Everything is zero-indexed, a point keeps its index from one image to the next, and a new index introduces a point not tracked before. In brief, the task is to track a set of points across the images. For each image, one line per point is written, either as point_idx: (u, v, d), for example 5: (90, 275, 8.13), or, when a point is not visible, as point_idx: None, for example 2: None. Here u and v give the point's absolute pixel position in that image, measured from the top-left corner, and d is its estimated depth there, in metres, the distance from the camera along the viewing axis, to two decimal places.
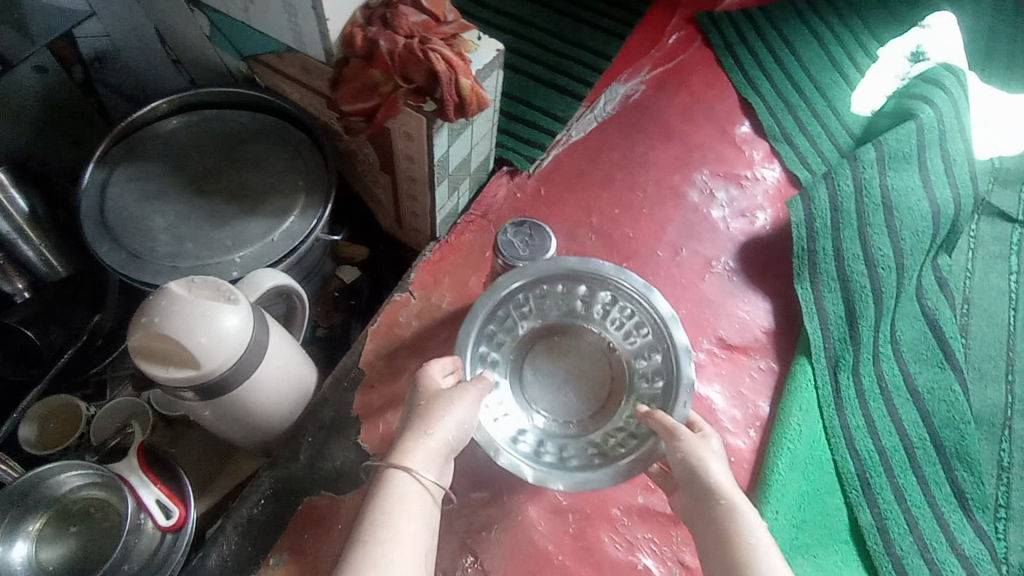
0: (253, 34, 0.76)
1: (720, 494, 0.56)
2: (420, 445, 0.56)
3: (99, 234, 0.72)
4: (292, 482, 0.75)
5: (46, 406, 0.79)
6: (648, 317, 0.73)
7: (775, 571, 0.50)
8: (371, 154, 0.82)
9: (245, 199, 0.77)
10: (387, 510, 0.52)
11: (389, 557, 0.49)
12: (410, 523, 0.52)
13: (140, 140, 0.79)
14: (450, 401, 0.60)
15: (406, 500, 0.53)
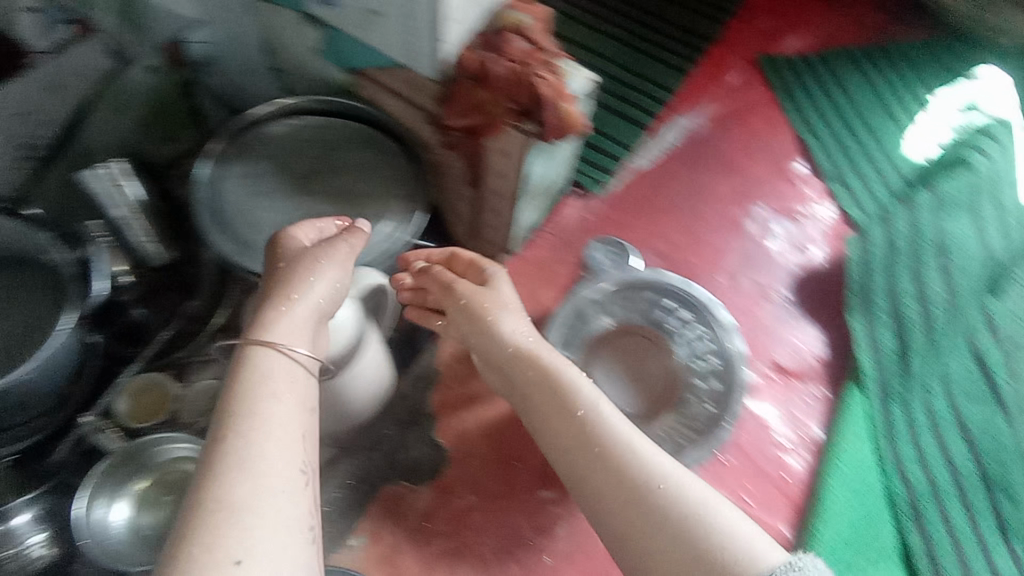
0: (365, 51, 0.82)
1: (548, 383, 0.68)
2: (284, 318, 0.60)
3: (214, 225, 0.78)
4: (370, 472, 0.79)
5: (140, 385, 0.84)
6: (707, 324, 0.77)
7: (608, 425, 0.63)
8: (460, 168, 0.88)
9: (345, 202, 0.82)
10: (251, 397, 0.55)
11: (251, 443, 0.52)
12: (284, 404, 0.56)
13: (251, 140, 0.85)
14: (314, 265, 0.65)
15: (267, 385, 0.56)
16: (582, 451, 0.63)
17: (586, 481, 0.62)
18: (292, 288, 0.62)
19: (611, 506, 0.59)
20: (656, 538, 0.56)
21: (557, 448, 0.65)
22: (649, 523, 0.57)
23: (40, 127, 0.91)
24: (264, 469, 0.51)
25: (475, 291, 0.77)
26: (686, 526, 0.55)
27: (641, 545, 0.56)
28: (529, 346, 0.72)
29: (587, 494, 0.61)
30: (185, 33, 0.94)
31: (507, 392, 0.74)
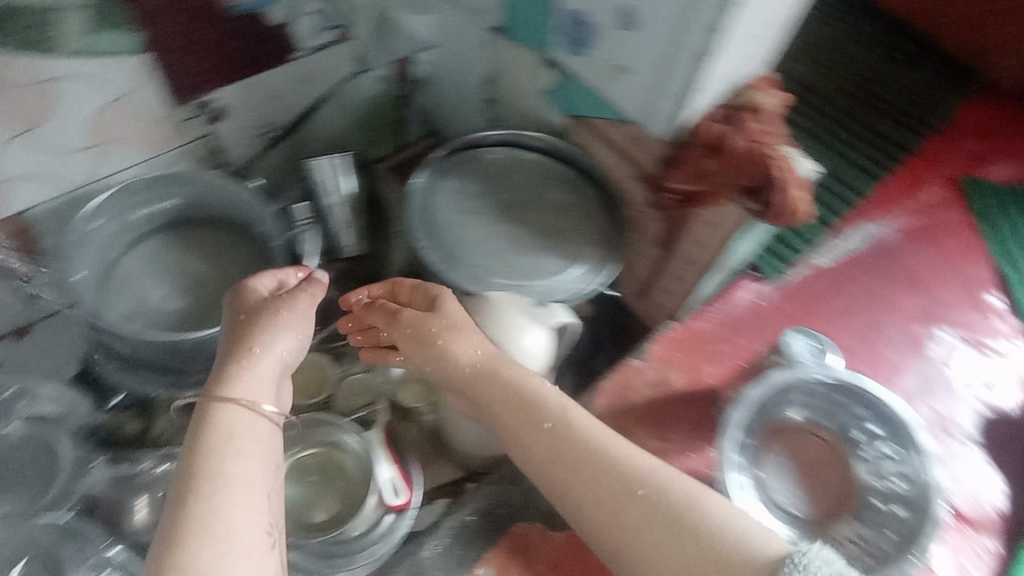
0: (595, 100, 0.85)
1: (521, 391, 0.66)
2: (253, 368, 0.65)
3: (423, 230, 0.82)
4: (506, 506, 0.81)
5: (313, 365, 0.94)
6: (901, 443, 0.69)
7: (587, 432, 0.64)
8: (655, 228, 0.89)
9: (543, 236, 0.85)
10: (215, 457, 0.56)
11: (221, 505, 0.54)
12: (251, 470, 0.58)
13: (466, 160, 0.89)
14: (270, 312, 0.70)
15: (234, 445, 0.58)
16: (556, 462, 0.62)
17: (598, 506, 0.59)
18: (256, 341, 0.67)
19: (632, 526, 0.57)
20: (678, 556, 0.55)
21: (558, 471, 0.62)
22: (673, 537, 0.56)
23: (280, 116, 0.97)
24: (222, 535, 0.52)
25: (414, 323, 0.71)
26: (691, 529, 0.56)
27: (643, 558, 0.56)
28: (481, 347, 0.69)
29: (599, 522, 0.59)
30: (417, 53, 1.03)
31: (461, 399, 0.72)
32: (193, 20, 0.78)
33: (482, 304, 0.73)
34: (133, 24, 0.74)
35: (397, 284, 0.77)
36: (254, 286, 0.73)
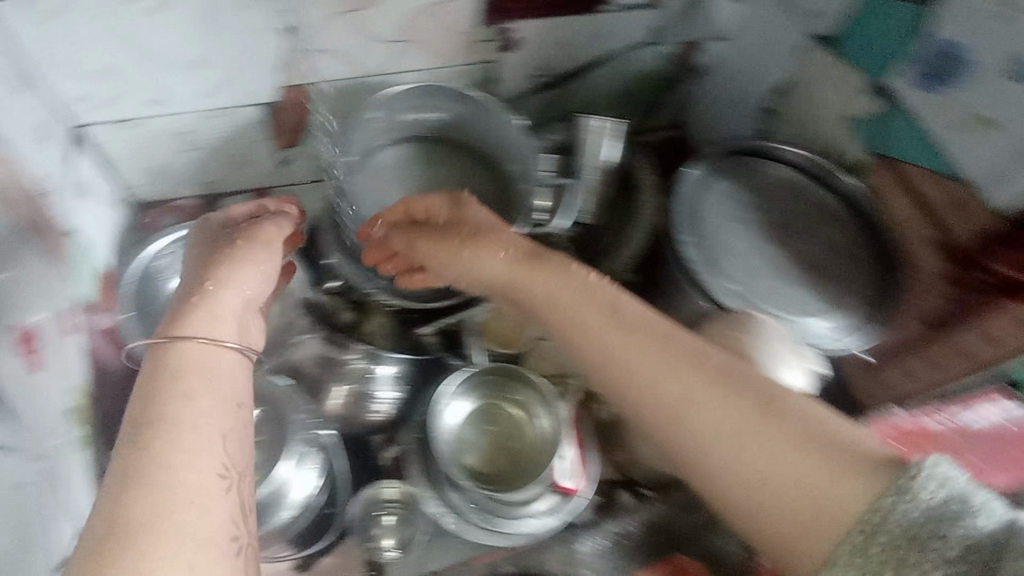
0: (920, 145, 0.75)
1: (555, 295, 0.61)
2: (223, 299, 0.59)
3: (687, 227, 0.78)
4: (662, 528, 0.81)
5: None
6: None
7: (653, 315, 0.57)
8: (934, 303, 0.77)
9: (808, 272, 0.77)
10: (166, 396, 0.48)
11: (159, 449, 0.45)
12: (208, 401, 0.49)
13: (746, 168, 0.84)
14: (245, 256, 0.63)
15: (188, 381, 0.50)
16: (587, 326, 0.59)
17: (696, 411, 0.50)
18: (235, 275, 0.61)
19: (727, 420, 0.49)
20: (745, 426, 0.49)
21: (647, 373, 0.53)
22: (760, 417, 0.49)
23: (558, 62, 0.96)
24: (177, 464, 0.44)
25: (464, 241, 0.66)
26: (776, 407, 0.49)
27: (733, 450, 0.49)
28: (513, 251, 0.65)
29: (682, 423, 0.51)
30: (710, 39, 0.98)
31: (507, 301, 0.68)
32: None
33: (477, 208, 0.69)
34: None
35: (409, 205, 0.70)
36: (260, 230, 0.67)
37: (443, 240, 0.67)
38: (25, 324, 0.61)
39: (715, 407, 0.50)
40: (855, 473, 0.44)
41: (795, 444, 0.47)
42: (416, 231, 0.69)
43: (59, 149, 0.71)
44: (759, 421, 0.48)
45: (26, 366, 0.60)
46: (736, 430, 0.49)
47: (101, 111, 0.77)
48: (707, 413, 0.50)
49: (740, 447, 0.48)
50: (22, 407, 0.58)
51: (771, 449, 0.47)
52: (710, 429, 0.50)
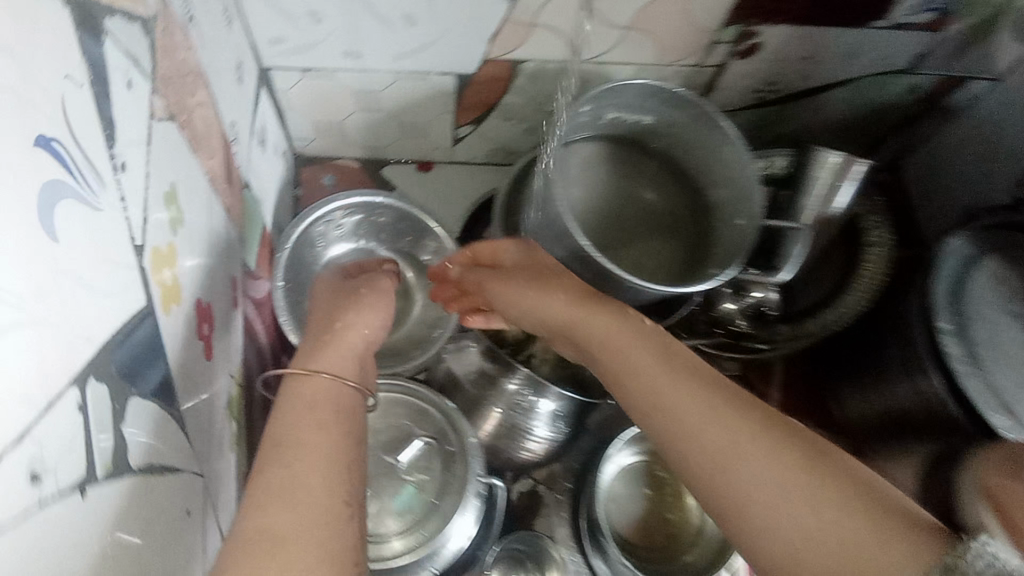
0: None
1: (605, 338, 0.53)
2: (329, 343, 0.53)
3: (947, 312, 0.63)
4: None
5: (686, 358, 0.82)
6: None
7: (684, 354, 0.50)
8: None
9: None
10: (303, 422, 0.43)
11: (292, 466, 0.39)
12: (329, 437, 0.43)
13: None
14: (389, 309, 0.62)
15: (318, 411, 0.45)
16: (614, 347, 0.52)
17: (719, 434, 0.43)
18: (339, 323, 0.56)
19: (754, 449, 0.41)
20: (785, 467, 0.40)
21: (670, 389, 0.46)
22: (800, 456, 0.40)
23: (790, 78, 0.81)
24: (302, 490, 0.38)
25: (540, 284, 0.58)
26: (828, 460, 0.40)
27: (759, 486, 0.40)
28: (574, 291, 0.57)
29: (694, 441, 0.43)
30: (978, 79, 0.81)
31: (574, 351, 0.58)
32: None
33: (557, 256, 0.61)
34: None
35: (492, 251, 0.64)
36: (364, 289, 0.61)
37: (528, 281, 0.59)
38: (202, 297, 0.44)
39: (741, 432, 0.42)
40: (907, 542, 0.35)
41: (839, 489, 0.38)
42: (488, 273, 0.63)
43: (247, 95, 0.64)
44: (808, 474, 0.39)
45: (205, 356, 0.43)
46: (798, 487, 0.39)
47: (292, 58, 0.70)
48: (749, 454, 0.41)
49: (781, 495, 0.39)
50: (210, 423, 0.42)
51: (830, 505, 0.38)
52: (752, 475, 0.40)
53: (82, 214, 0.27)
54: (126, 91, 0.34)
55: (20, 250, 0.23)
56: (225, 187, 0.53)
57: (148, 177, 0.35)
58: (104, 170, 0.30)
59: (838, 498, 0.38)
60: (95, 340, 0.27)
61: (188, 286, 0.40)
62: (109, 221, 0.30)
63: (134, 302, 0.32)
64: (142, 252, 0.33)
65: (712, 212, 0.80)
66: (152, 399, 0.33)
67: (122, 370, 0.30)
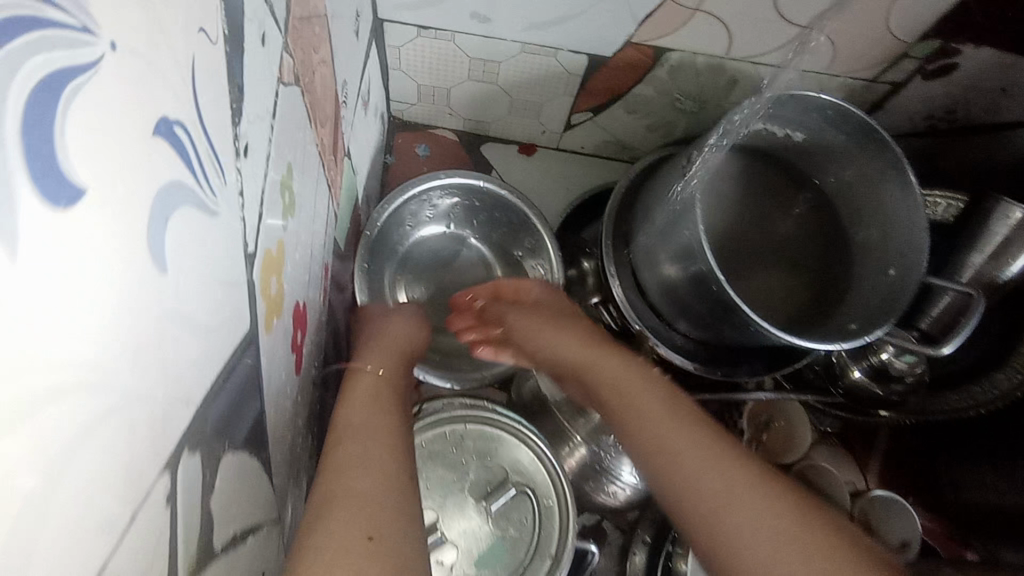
0: None
1: (609, 376, 0.49)
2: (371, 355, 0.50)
3: None
4: None
5: (792, 411, 0.71)
6: None
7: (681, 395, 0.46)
8: None
9: None
10: (363, 406, 0.40)
11: (356, 446, 0.36)
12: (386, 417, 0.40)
13: None
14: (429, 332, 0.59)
15: (374, 398, 0.41)
16: (617, 385, 0.47)
17: (679, 437, 0.42)
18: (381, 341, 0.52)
19: (707, 451, 0.40)
20: (734, 479, 0.38)
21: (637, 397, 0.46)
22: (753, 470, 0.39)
23: (975, 109, 0.69)
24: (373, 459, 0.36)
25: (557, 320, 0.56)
26: (824, 519, 0.36)
27: (757, 546, 0.35)
28: (585, 333, 0.54)
29: (693, 488, 0.39)
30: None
31: (585, 400, 0.53)
32: None
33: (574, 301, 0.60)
34: None
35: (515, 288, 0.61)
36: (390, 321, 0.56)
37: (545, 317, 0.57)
38: (301, 298, 0.37)
39: (697, 438, 0.41)
40: None
41: (785, 506, 0.37)
42: (510, 308, 0.59)
43: (359, 49, 0.56)
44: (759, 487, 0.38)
45: (296, 371, 0.36)
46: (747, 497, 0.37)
47: (411, 12, 0.61)
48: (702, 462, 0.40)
49: (781, 556, 0.35)
50: (289, 452, 0.36)
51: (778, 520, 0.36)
52: (751, 532, 0.36)
53: (199, 224, 0.20)
54: (259, 49, 0.26)
55: (123, 294, 0.16)
56: (329, 159, 0.45)
57: (269, 162, 0.28)
58: (227, 159, 0.22)
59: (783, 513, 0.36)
60: (195, 399, 0.20)
61: (291, 294, 0.33)
62: (224, 228, 0.22)
63: (239, 328, 0.25)
64: (252, 261, 0.26)
65: (853, 251, 0.68)
66: (242, 449, 0.26)
67: (218, 426, 0.23)
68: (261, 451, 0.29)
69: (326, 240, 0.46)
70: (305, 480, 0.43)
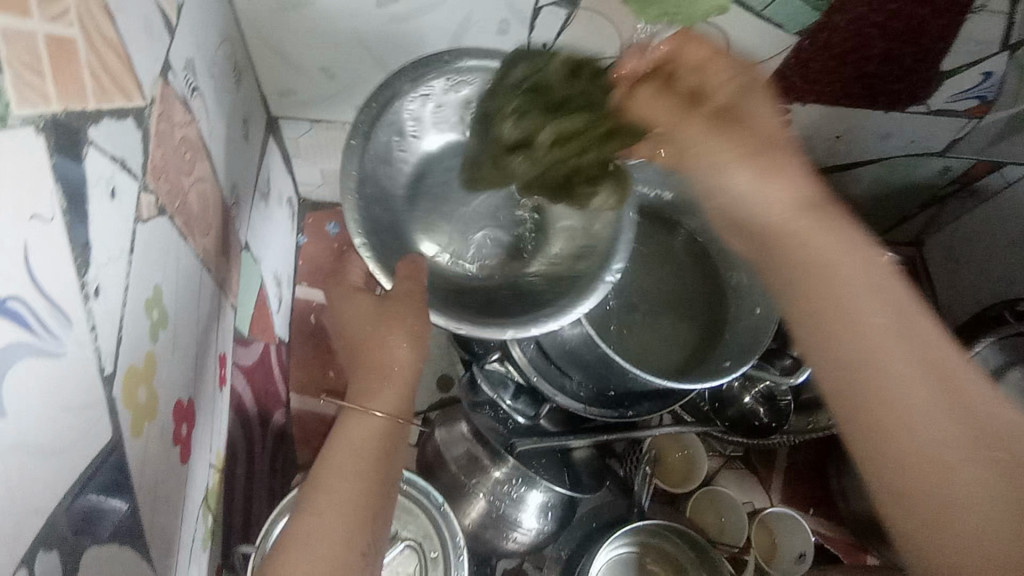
0: None
1: (815, 246, 0.40)
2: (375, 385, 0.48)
3: None
4: None
5: (693, 445, 0.77)
6: None
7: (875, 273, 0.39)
8: None
9: None
10: (343, 454, 0.44)
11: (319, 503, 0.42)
12: (361, 472, 0.44)
13: None
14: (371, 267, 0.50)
15: (352, 450, 0.45)
16: (816, 273, 0.40)
17: (896, 362, 0.36)
18: (383, 357, 0.48)
19: (893, 342, 0.37)
20: (898, 395, 0.35)
21: (849, 272, 0.39)
22: (966, 403, 0.35)
23: (818, 154, 0.77)
24: (318, 506, 0.41)
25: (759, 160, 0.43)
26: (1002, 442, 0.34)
27: (960, 461, 0.34)
28: (790, 177, 0.42)
29: (890, 415, 0.35)
30: (1014, 165, 0.76)
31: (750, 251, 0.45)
32: (873, 26, 0.58)
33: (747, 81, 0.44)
34: (826, 4, 0.55)
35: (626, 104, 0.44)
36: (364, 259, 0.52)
37: (738, 139, 0.43)
38: (185, 395, 0.41)
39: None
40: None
41: (937, 403, 0.35)
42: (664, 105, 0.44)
43: (251, 149, 0.62)
44: (974, 436, 0.34)
45: (181, 461, 0.40)
46: (959, 450, 0.34)
47: (301, 107, 0.68)
48: (925, 404, 0.35)
49: (970, 473, 0.33)
50: (177, 535, 0.40)
51: (980, 467, 0.33)
52: (954, 452, 0.34)
53: (42, 369, 0.25)
54: (110, 202, 0.31)
55: None
56: (216, 261, 0.50)
57: (128, 290, 0.33)
58: (76, 309, 0.27)
59: (977, 460, 0.33)
60: (42, 508, 0.25)
61: (168, 395, 0.38)
62: (75, 364, 0.27)
63: (99, 439, 0.29)
64: (112, 381, 0.31)
65: (724, 294, 0.75)
66: (109, 542, 0.30)
67: (74, 524, 0.28)
68: (135, 539, 0.33)
69: (218, 331, 0.51)
70: (204, 562, 0.47)
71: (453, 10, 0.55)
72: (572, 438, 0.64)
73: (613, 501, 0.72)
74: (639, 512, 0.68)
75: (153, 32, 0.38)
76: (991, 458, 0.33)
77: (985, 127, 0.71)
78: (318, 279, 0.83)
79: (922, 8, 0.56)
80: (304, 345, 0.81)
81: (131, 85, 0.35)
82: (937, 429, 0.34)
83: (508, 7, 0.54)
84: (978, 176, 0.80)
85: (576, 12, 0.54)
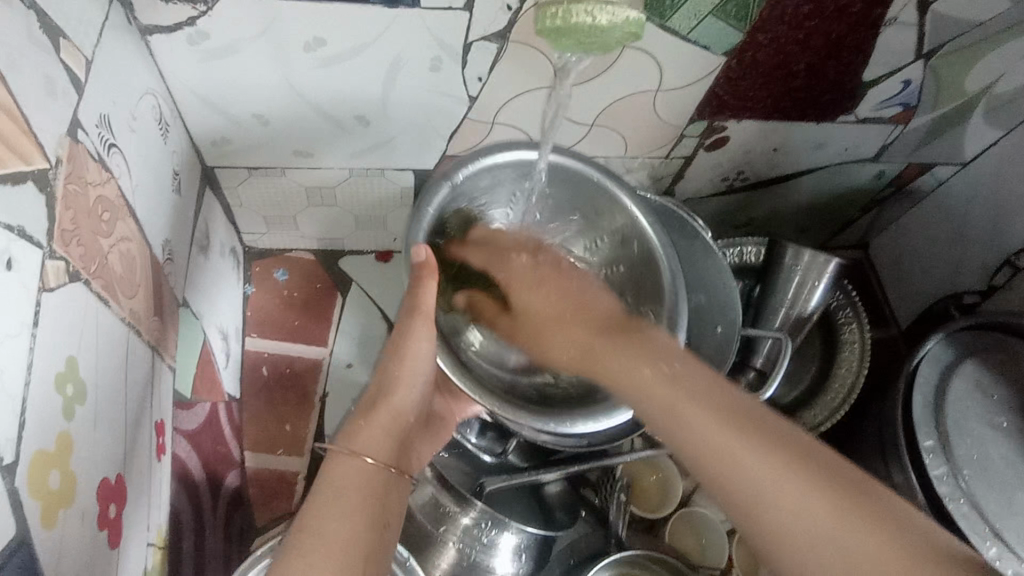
0: None
1: (548, 319, 0.55)
2: (368, 423, 0.48)
3: (925, 419, 0.60)
4: None
5: (669, 469, 0.76)
6: None
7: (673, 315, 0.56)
8: None
9: None
10: (335, 480, 0.42)
11: (319, 518, 0.39)
12: (361, 503, 0.41)
13: (1004, 344, 0.64)
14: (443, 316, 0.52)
15: (346, 486, 0.42)
16: (561, 332, 0.54)
17: (717, 432, 0.39)
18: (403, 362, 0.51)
19: (643, 373, 0.46)
20: (690, 401, 0.42)
21: (638, 378, 0.46)
22: (784, 446, 0.38)
23: (758, 167, 0.79)
24: (324, 521, 0.39)
25: (570, 312, 0.55)
26: (779, 436, 0.38)
27: (714, 443, 0.39)
28: (547, 279, 0.57)
29: (678, 421, 0.41)
30: (943, 165, 0.80)
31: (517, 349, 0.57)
32: (796, 42, 0.60)
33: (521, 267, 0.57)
34: (747, 24, 0.57)
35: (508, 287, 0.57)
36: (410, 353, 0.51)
37: (541, 292, 0.56)
38: (113, 473, 0.38)
39: (711, 409, 0.41)
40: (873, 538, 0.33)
41: (703, 391, 0.43)
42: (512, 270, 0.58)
43: (184, 204, 0.60)
44: (737, 422, 0.40)
45: (110, 545, 0.38)
46: (809, 501, 0.35)
47: (236, 157, 0.66)
48: (767, 469, 0.37)
49: (747, 460, 0.37)
50: None
51: (750, 449, 0.38)
52: (712, 442, 0.39)
53: None
54: (4, 273, 0.29)
55: None
56: (148, 322, 0.47)
57: (32, 372, 0.31)
58: None
59: (798, 484, 0.36)
60: None
61: (89, 474, 0.35)
62: None
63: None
64: (14, 471, 0.29)
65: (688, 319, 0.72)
66: None
67: None
68: None
69: (153, 398, 0.48)
70: None
71: (384, 51, 0.54)
72: (544, 473, 0.63)
73: (589, 534, 0.69)
74: (617, 542, 0.67)
75: (56, 90, 0.36)
76: (741, 419, 0.40)
77: (914, 131, 0.73)
78: (268, 330, 0.80)
79: (838, 24, 0.58)
80: (257, 399, 0.77)
81: (30, 149, 0.33)
82: (704, 415, 0.41)
83: (438, 44, 0.54)
84: (913, 177, 0.83)
85: (507, 45, 0.54)
